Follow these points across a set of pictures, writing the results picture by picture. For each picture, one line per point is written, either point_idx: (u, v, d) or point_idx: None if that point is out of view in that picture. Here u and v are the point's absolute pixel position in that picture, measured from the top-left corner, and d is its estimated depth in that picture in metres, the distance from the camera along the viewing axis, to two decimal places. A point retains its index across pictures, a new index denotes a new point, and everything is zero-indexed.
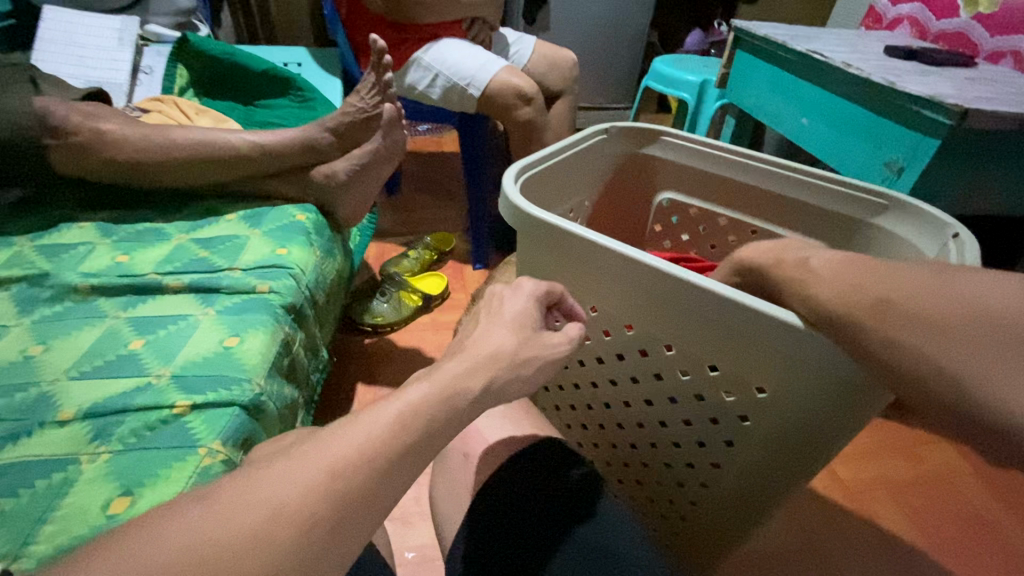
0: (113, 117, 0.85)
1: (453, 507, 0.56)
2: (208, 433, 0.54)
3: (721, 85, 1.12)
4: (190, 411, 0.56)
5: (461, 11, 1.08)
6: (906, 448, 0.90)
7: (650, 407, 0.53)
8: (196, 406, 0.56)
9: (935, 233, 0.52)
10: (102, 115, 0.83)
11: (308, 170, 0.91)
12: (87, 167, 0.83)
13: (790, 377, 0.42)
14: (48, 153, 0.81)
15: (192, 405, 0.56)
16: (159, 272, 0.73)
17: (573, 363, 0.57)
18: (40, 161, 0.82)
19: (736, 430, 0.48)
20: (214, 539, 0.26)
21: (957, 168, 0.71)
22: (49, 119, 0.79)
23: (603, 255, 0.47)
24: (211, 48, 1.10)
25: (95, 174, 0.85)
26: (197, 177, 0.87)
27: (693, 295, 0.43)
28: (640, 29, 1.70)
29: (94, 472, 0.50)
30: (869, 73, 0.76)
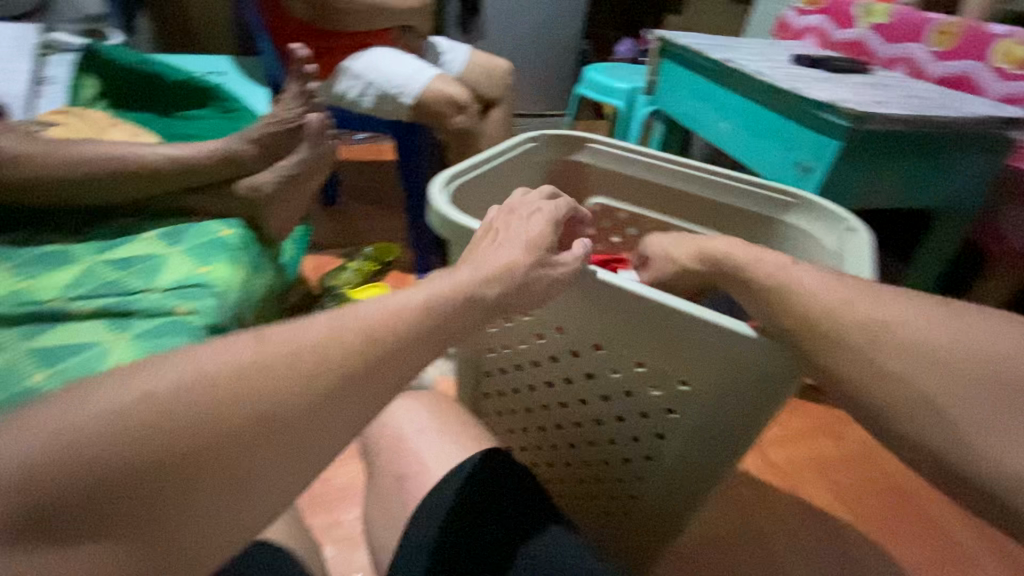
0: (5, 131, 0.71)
1: (389, 529, 0.53)
2: None
3: (649, 92, 1.20)
4: None
5: (392, 19, 1.07)
6: (831, 427, 0.98)
7: (585, 407, 0.54)
8: None
9: (835, 229, 0.57)
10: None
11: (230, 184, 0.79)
12: None
13: (708, 368, 0.44)
14: None
15: None
16: (64, 298, 0.62)
17: (511, 367, 0.58)
18: None
19: (664, 423, 0.50)
20: (124, 545, 0.22)
21: (855, 166, 0.79)
22: None
23: None
24: (122, 57, 1.02)
25: None
26: (103, 191, 0.74)
27: (620, 295, 0.45)
28: (572, 39, 1.77)
29: None
30: (778, 80, 0.84)
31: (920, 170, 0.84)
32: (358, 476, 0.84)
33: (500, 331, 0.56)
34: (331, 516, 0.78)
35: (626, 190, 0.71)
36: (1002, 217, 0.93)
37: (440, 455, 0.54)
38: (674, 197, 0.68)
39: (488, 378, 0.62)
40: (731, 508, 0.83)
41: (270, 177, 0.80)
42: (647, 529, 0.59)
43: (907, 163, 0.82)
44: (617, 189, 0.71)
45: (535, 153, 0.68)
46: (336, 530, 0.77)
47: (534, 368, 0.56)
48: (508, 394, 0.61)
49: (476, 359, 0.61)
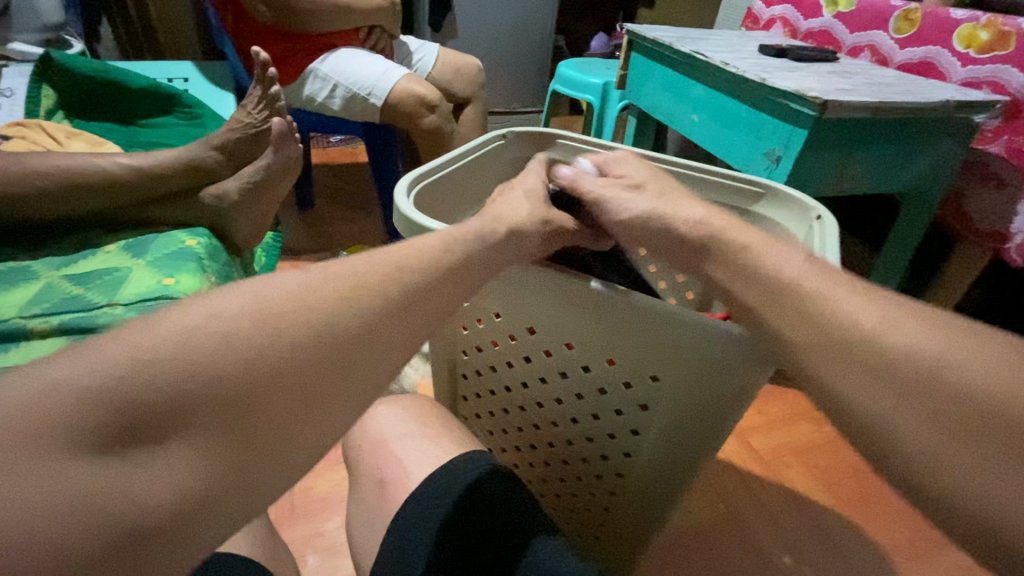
0: None
1: (370, 537, 0.52)
2: None
3: (620, 86, 1.20)
4: None
5: (358, 20, 1.06)
6: (810, 412, 0.99)
7: (561, 405, 0.54)
8: None
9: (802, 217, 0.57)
10: None
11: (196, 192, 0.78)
12: None
13: (678, 363, 0.44)
14: None
15: None
16: (23, 316, 0.60)
17: (486, 369, 0.58)
18: None
19: (640, 420, 0.50)
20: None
21: (823, 153, 0.80)
22: None
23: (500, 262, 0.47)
24: (80, 66, 0.99)
25: None
26: (62, 205, 0.72)
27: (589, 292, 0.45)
28: (545, 35, 1.77)
29: None
30: (744, 70, 0.85)
31: (886, 154, 0.85)
32: (339, 484, 0.83)
33: (473, 333, 0.56)
34: (312, 526, 0.77)
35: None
36: (968, 199, 0.94)
37: (417, 459, 0.53)
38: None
39: (464, 380, 0.61)
40: (714, 498, 0.84)
41: (235, 183, 0.78)
42: (628, 524, 0.59)
43: (874, 148, 0.83)
44: None
45: (503, 151, 0.68)
46: (318, 540, 0.76)
47: (509, 369, 0.55)
48: (485, 396, 0.60)
49: (451, 362, 0.61)
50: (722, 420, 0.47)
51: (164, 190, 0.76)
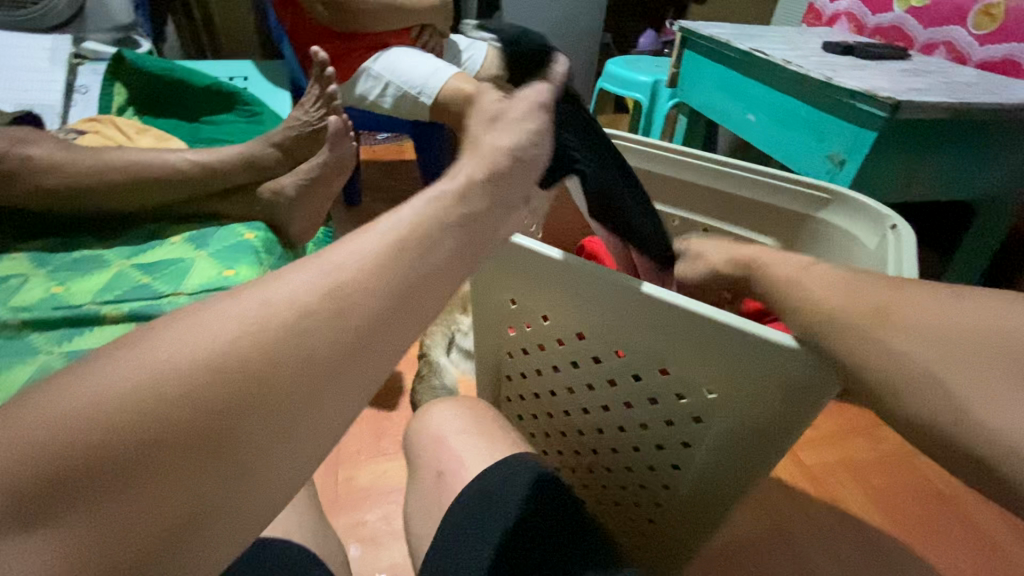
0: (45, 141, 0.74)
1: (417, 532, 0.52)
2: None
3: (671, 85, 1.17)
4: None
5: (411, 18, 1.07)
6: (867, 428, 0.94)
7: (607, 413, 0.53)
8: None
9: (873, 226, 0.54)
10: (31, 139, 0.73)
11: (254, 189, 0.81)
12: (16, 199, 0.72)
13: (735, 375, 0.42)
14: None
15: None
16: (97, 302, 0.63)
17: (531, 371, 0.57)
18: None
19: (691, 432, 0.48)
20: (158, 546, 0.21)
21: (893, 156, 0.76)
22: None
23: (551, 264, 0.47)
24: (149, 65, 1.05)
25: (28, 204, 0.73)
26: (133, 199, 0.76)
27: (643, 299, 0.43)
28: (593, 32, 1.74)
29: None
30: (808, 69, 0.81)
31: (961, 158, 0.79)
32: (381, 476, 0.84)
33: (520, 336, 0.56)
34: (355, 516, 0.79)
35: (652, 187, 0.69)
36: None
37: (466, 457, 0.53)
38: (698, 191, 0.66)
39: (508, 382, 0.61)
40: (760, 513, 0.81)
41: (290, 179, 0.81)
42: (668, 536, 0.58)
43: (951, 151, 0.78)
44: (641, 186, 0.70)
45: None
46: (360, 530, 0.78)
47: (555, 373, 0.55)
48: (528, 398, 0.60)
49: (495, 363, 0.61)
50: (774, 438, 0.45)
51: (225, 185, 0.79)
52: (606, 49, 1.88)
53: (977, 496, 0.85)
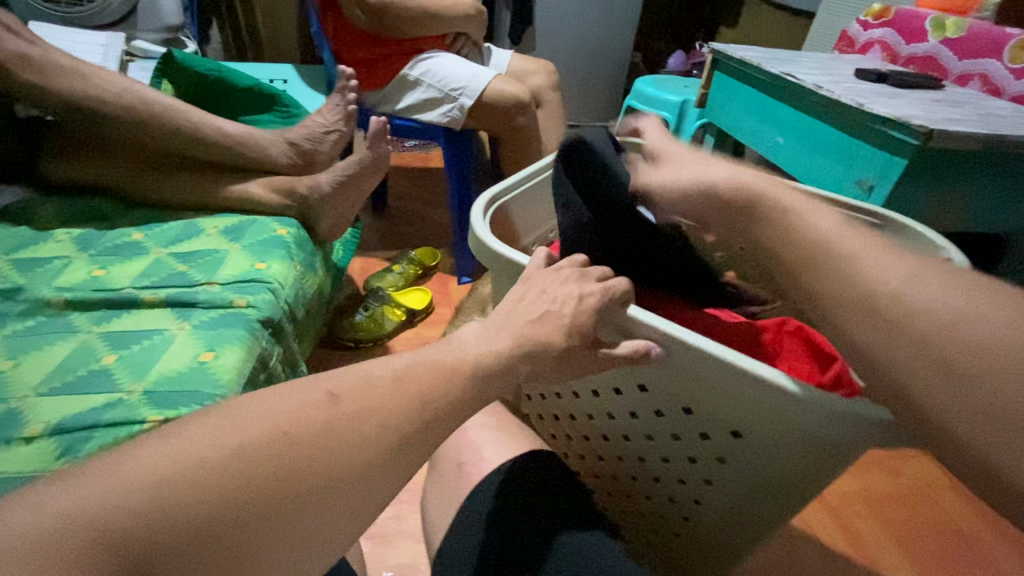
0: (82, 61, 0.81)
1: (440, 516, 0.54)
2: (151, 407, 0.51)
3: (700, 104, 1.18)
4: (161, 426, 0.50)
5: (447, 28, 1.10)
6: (886, 462, 0.92)
7: (668, 464, 0.48)
8: (167, 421, 0.51)
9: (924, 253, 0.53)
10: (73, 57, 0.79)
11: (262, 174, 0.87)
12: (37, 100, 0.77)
13: (785, 441, 0.39)
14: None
15: (163, 420, 0.50)
16: (136, 286, 0.66)
17: (566, 395, 0.53)
18: None
19: (717, 474, 0.46)
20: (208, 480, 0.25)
21: (924, 185, 0.76)
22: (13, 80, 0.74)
23: (618, 310, 0.42)
24: (197, 65, 1.09)
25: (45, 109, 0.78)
26: (156, 181, 0.83)
27: (710, 357, 0.38)
28: (624, 51, 1.77)
29: (39, 455, 0.47)
30: (839, 94, 0.81)
31: (991, 192, 0.79)
32: None
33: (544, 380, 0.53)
34: None
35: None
36: None
37: (492, 448, 0.53)
38: None
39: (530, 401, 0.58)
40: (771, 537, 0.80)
41: (329, 178, 0.84)
42: (716, 552, 0.53)
43: (984, 182, 0.77)
44: None
45: None
46: (370, 527, 0.79)
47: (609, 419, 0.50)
48: (563, 419, 0.56)
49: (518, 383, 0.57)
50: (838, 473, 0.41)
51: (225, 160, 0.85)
52: (635, 68, 1.91)
53: (997, 534, 0.83)
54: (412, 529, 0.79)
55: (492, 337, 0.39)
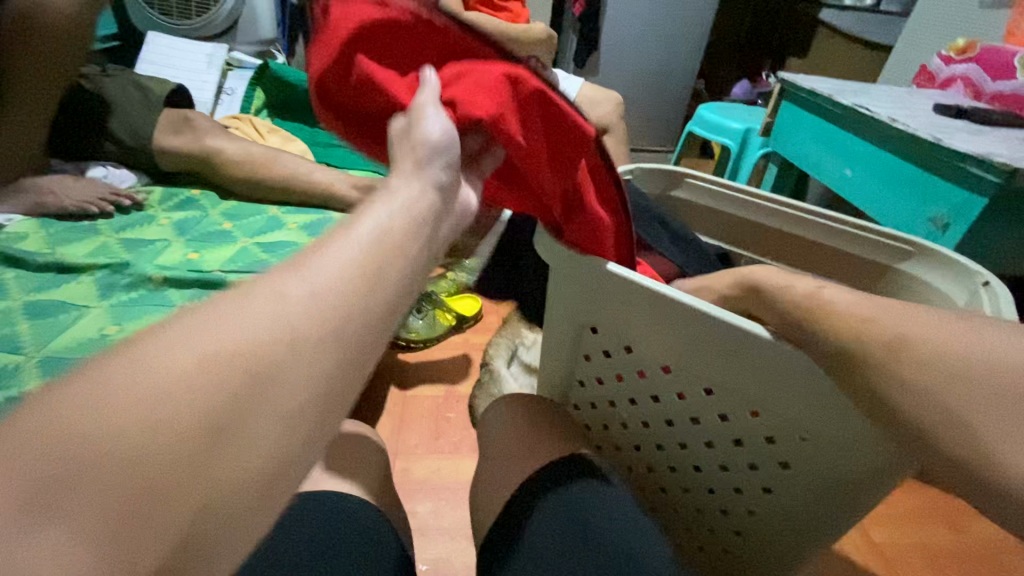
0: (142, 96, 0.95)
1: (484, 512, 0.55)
2: None
3: (765, 132, 1.17)
4: None
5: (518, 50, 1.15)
6: (947, 515, 0.87)
7: (726, 470, 0.50)
8: None
9: (963, 282, 0.50)
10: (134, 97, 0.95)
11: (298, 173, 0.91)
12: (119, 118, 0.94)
13: (850, 439, 0.42)
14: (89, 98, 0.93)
15: None
16: (225, 270, 0.72)
17: (621, 401, 0.55)
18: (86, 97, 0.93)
19: (776, 478, 0.48)
20: None
21: (1006, 225, 0.72)
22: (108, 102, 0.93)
23: (687, 311, 0.44)
24: (288, 75, 1.19)
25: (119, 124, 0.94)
26: (233, 172, 0.91)
27: (785, 355, 0.40)
28: (688, 77, 1.79)
29: None
30: (916, 128, 0.79)
31: None
32: (434, 474, 0.88)
33: (596, 364, 0.55)
34: (407, 505, 0.83)
35: (697, 218, 0.71)
36: None
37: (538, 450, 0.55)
38: (766, 240, 0.65)
39: (577, 411, 0.60)
40: None
41: None
42: (756, 569, 0.54)
43: None
44: (724, 229, 0.69)
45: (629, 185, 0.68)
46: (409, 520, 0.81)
47: (664, 426, 0.52)
48: (613, 428, 0.57)
49: (570, 366, 0.58)
50: (896, 480, 0.43)
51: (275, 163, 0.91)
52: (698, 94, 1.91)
53: None
54: (450, 527, 0.81)
55: (410, 244, 0.31)
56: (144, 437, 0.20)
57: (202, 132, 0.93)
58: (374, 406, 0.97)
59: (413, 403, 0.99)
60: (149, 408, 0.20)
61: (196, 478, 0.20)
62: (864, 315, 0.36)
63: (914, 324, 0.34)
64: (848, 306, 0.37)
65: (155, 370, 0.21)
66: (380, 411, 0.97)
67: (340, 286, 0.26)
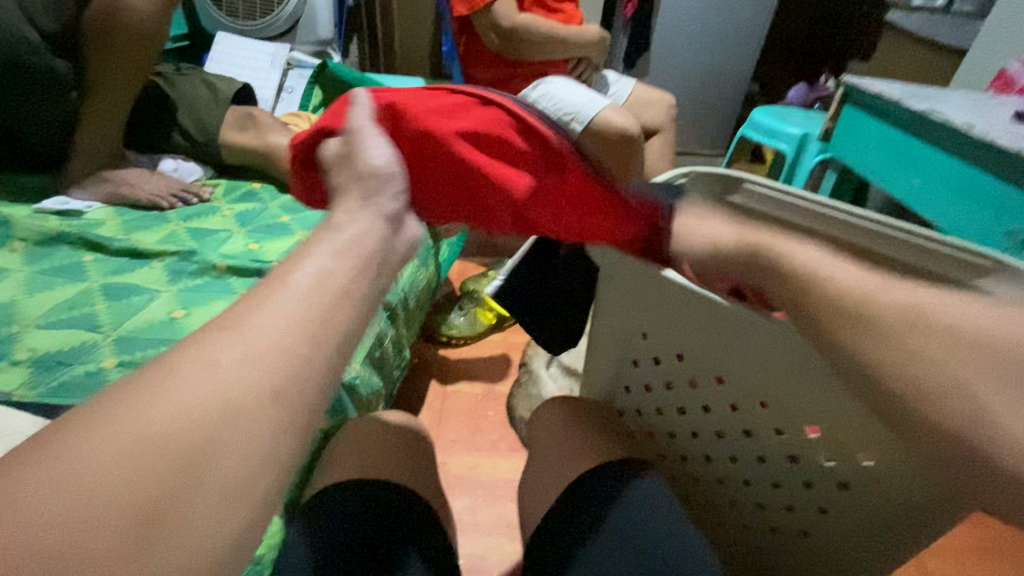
0: (209, 97, 1.01)
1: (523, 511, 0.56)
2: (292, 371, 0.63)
3: (825, 138, 1.13)
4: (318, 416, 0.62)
5: (570, 51, 1.15)
6: (1014, 552, 0.81)
7: (776, 487, 0.49)
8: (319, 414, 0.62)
9: None
10: (202, 97, 1.00)
11: None
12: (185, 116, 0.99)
13: (916, 464, 0.40)
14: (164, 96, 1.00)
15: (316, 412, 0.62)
16: (283, 261, 0.76)
17: (669, 409, 0.54)
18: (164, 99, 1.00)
19: (831, 498, 0.46)
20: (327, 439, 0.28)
21: None
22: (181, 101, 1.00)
23: (740, 321, 0.43)
24: (345, 75, 1.22)
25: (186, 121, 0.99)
26: (292, 168, 0.94)
27: (797, 351, 0.41)
28: (742, 80, 1.74)
29: None
30: (996, 136, 0.74)
31: None
32: (470, 469, 0.89)
33: (645, 371, 0.55)
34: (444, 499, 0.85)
35: None
36: None
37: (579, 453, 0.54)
38: None
39: (622, 417, 0.59)
40: None
41: None
42: None
43: None
44: None
45: None
46: None
47: (713, 437, 0.51)
48: (659, 436, 0.56)
49: (617, 371, 0.58)
50: (965, 510, 0.41)
51: None
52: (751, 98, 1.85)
53: None
54: (485, 523, 0.82)
55: (370, 296, 0.33)
56: (101, 505, 0.21)
57: (265, 130, 0.97)
58: (415, 399, 0.99)
59: (453, 399, 1.00)
60: (100, 485, 0.22)
61: (154, 541, 0.22)
62: (841, 268, 0.36)
63: (885, 281, 0.35)
64: (822, 257, 0.37)
65: (107, 447, 0.23)
66: (421, 405, 0.99)
67: (284, 335, 0.28)
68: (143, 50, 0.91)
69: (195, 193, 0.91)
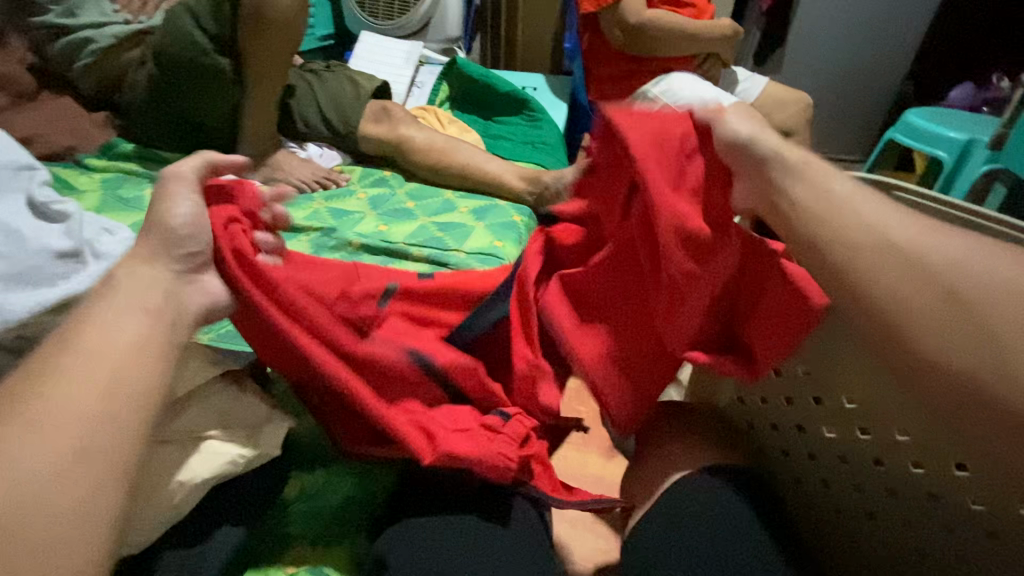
0: (351, 92, 1.12)
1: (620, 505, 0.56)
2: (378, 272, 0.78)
3: (993, 146, 0.99)
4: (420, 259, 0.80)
5: (699, 47, 1.11)
6: None
7: (906, 525, 0.46)
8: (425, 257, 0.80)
9: None
10: (346, 92, 1.11)
11: (473, 162, 1.00)
12: (321, 103, 1.10)
13: None
14: (310, 86, 1.12)
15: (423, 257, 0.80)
16: (407, 243, 0.83)
17: (787, 427, 0.52)
18: (308, 88, 1.12)
19: (973, 547, 0.43)
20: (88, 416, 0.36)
21: None
22: (322, 92, 1.12)
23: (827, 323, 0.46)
24: (472, 71, 1.28)
25: (322, 108, 1.10)
26: (418, 157, 1.01)
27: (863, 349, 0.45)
28: (892, 78, 1.56)
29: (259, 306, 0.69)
30: None
31: None
32: (560, 461, 0.90)
33: (760, 384, 0.53)
34: None
35: None
36: None
37: (683, 458, 0.53)
38: None
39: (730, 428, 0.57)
40: None
41: (571, 173, 0.93)
42: None
43: None
44: None
45: None
46: None
47: (834, 463, 0.49)
48: (771, 455, 0.54)
49: (730, 380, 0.56)
50: None
51: (452, 153, 1.01)
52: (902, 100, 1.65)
53: None
54: None
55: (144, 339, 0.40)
56: None
57: (400, 123, 1.06)
58: None
59: None
60: None
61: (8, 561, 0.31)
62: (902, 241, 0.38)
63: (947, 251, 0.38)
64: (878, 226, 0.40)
65: None
66: None
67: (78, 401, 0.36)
68: (271, 35, 0.98)
69: (334, 179, 1.01)
